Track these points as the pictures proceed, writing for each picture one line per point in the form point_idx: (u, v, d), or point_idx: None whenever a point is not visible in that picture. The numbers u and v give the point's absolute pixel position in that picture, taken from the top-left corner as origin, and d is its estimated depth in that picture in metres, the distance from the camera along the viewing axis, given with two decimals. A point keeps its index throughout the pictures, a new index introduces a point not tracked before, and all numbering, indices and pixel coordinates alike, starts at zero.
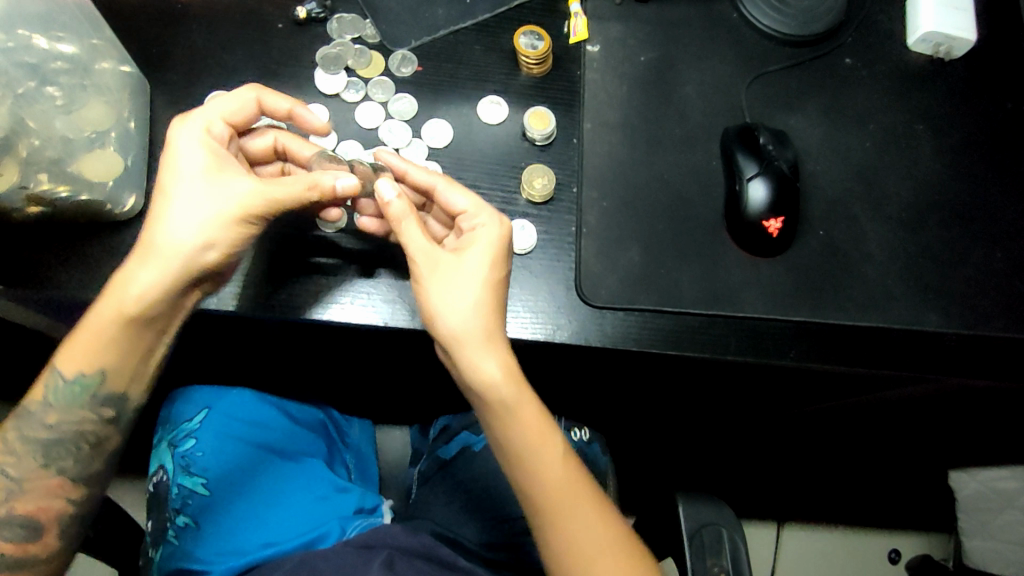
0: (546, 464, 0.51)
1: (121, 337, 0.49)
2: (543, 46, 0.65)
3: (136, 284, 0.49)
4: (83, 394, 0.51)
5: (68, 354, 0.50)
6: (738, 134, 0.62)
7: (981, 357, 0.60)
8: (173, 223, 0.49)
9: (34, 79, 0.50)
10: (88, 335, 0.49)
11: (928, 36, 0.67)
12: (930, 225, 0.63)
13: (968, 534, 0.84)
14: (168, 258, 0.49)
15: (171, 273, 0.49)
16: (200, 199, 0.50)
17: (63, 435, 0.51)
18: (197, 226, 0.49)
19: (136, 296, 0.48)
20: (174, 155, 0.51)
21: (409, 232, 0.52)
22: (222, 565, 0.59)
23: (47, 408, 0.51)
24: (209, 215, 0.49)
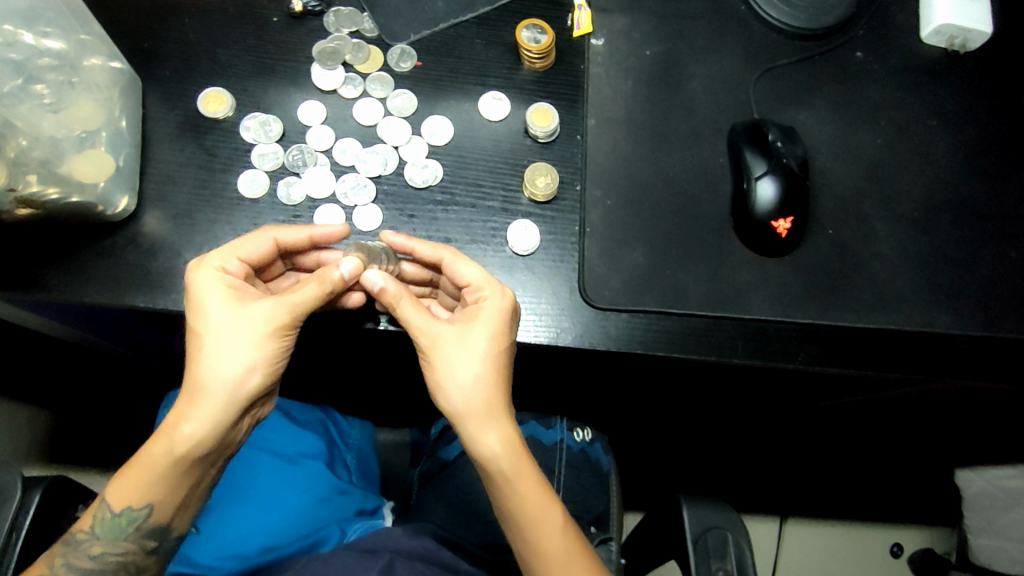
0: (542, 537, 0.50)
1: (171, 474, 0.48)
2: (546, 40, 0.63)
3: (187, 422, 0.47)
4: (132, 531, 0.50)
5: (115, 490, 0.49)
6: (746, 131, 0.61)
7: (993, 360, 0.58)
8: (213, 359, 0.48)
9: (21, 77, 0.47)
10: (137, 473, 0.48)
11: (943, 29, 0.65)
12: (941, 224, 0.61)
13: (973, 531, 0.84)
14: (218, 394, 0.48)
15: (221, 408, 0.48)
16: (239, 332, 0.49)
17: (106, 567, 0.50)
18: (241, 360, 0.48)
19: (189, 436, 0.47)
20: (199, 294, 0.49)
21: (406, 313, 0.52)
22: (223, 570, 0.58)
23: (93, 539, 0.50)
24: (250, 348, 0.48)
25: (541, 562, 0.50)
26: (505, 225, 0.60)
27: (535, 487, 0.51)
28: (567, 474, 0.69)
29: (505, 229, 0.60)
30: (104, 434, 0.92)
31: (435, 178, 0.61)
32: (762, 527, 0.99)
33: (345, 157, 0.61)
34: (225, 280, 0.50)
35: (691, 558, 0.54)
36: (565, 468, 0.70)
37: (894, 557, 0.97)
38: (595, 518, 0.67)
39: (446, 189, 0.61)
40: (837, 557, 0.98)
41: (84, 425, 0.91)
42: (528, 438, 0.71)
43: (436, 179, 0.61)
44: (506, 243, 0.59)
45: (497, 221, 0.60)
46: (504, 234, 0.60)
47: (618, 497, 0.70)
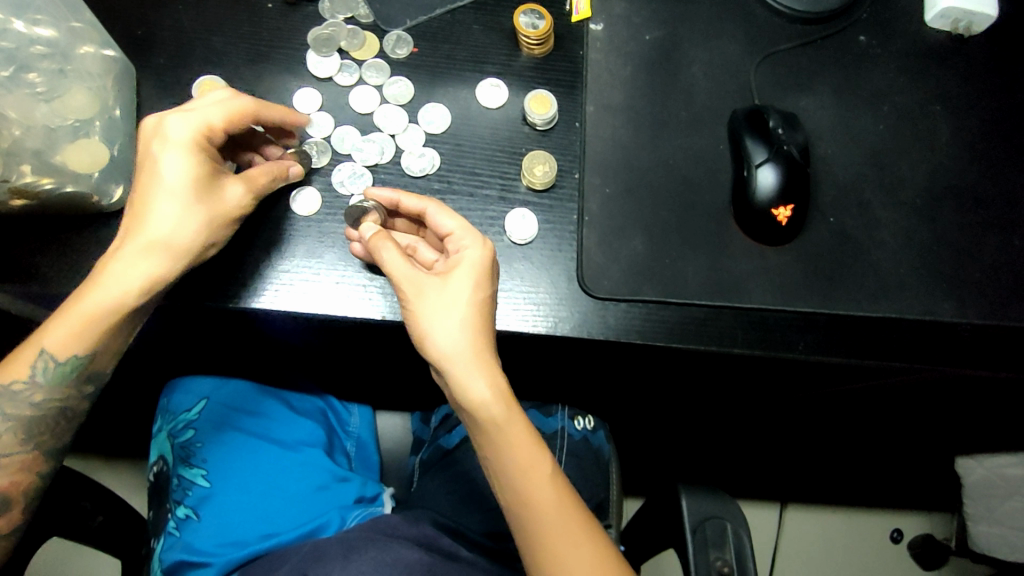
0: (528, 486, 0.50)
1: (108, 320, 0.49)
2: (544, 25, 0.62)
3: (124, 259, 0.50)
4: (77, 374, 0.51)
5: (55, 332, 0.49)
6: (746, 117, 0.60)
7: (996, 348, 0.58)
8: (155, 212, 0.50)
9: (12, 66, 0.48)
10: (74, 314, 0.49)
11: (947, 12, 0.64)
12: (945, 211, 0.61)
13: (973, 519, 0.85)
14: (149, 245, 0.50)
15: (151, 259, 0.50)
16: (187, 190, 0.51)
17: (44, 413, 0.51)
18: (178, 214, 0.50)
19: (121, 283, 0.49)
20: (165, 144, 0.51)
21: (385, 259, 0.52)
22: (224, 557, 0.58)
23: (34, 386, 0.50)
24: (182, 210, 0.51)
25: (530, 510, 0.49)
26: (503, 214, 0.60)
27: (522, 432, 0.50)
28: (568, 462, 0.69)
29: (502, 218, 0.60)
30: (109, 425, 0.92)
31: (433, 167, 0.60)
32: (761, 513, 0.99)
33: (342, 145, 0.61)
34: (197, 135, 0.52)
35: (689, 547, 0.55)
36: (566, 456, 0.69)
37: (894, 542, 0.97)
38: (593, 506, 0.67)
39: (443, 177, 0.60)
40: (836, 543, 0.98)
41: None
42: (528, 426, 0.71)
43: (433, 168, 0.60)
44: (505, 232, 0.59)
45: (494, 210, 0.60)
46: (501, 223, 0.59)
47: (618, 484, 0.70)
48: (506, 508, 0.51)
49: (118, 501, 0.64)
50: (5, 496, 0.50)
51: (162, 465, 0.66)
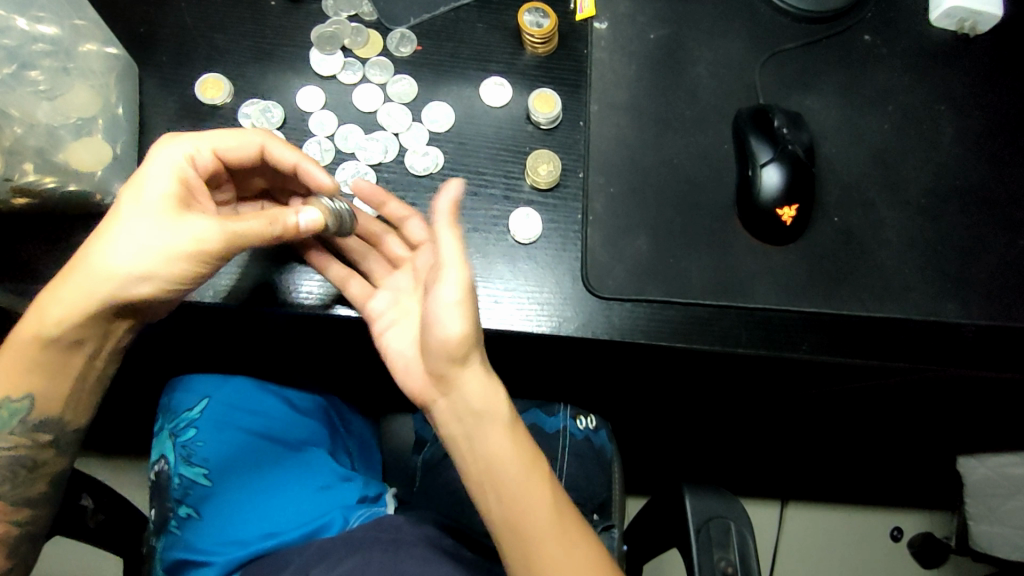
0: (529, 499, 0.49)
1: (38, 353, 0.48)
2: (548, 24, 0.62)
3: (66, 288, 0.47)
4: (23, 421, 0.49)
5: None
6: (751, 117, 0.60)
7: (999, 349, 0.58)
8: (106, 228, 0.47)
9: (12, 63, 0.48)
10: (11, 353, 0.48)
11: (953, 12, 0.63)
12: (949, 211, 0.61)
13: (974, 518, 0.85)
14: (89, 261, 0.47)
15: (83, 278, 0.47)
16: (148, 213, 0.47)
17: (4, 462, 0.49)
18: (121, 230, 0.47)
19: (53, 303, 0.47)
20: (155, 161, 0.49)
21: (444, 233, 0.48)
22: (226, 556, 0.57)
23: None
24: (123, 228, 0.47)
25: (528, 513, 0.49)
26: (507, 214, 0.59)
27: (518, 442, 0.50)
28: (570, 461, 0.69)
29: (506, 217, 0.59)
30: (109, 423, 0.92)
31: (437, 165, 0.60)
32: (762, 513, 0.99)
33: (346, 143, 0.60)
34: (183, 164, 0.50)
35: (694, 546, 0.55)
36: (569, 456, 0.69)
37: (895, 541, 0.98)
38: (597, 506, 0.67)
39: (447, 177, 0.60)
40: (836, 542, 0.98)
41: None
42: (531, 426, 0.71)
43: (437, 167, 0.60)
44: (509, 231, 0.59)
45: (498, 209, 0.59)
46: (506, 222, 0.59)
47: (620, 484, 0.70)
48: (503, 521, 0.49)
49: (121, 501, 0.64)
50: None
51: (162, 464, 0.64)
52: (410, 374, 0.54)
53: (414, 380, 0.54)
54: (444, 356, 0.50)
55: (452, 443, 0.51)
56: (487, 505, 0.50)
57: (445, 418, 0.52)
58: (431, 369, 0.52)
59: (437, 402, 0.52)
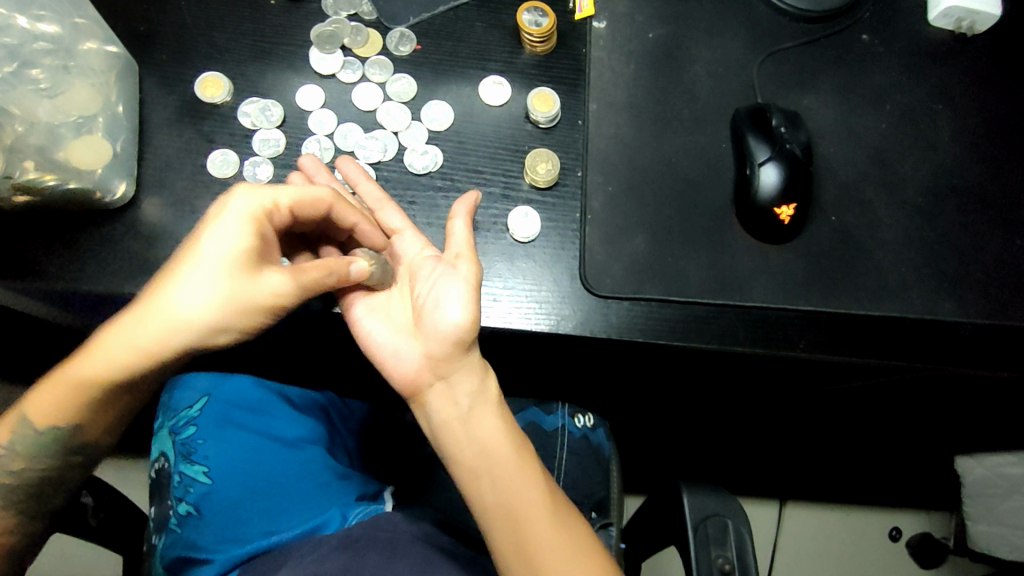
0: (520, 481, 0.50)
1: (88, 396, 0.48)
2: (547, 24, 0.62)
3: (133, 333, 0.47)
4: (55, 447, 0.49)
5: (34, 401, 0.48)
6: (749, 116, 0.60)
7: (997, 348, 0.58)
8: (179, 279, 0.47)
9: (14, 62, 0.48)
10: (54, 387, 0.48)
11: (950, 11, 0.64)
12: (947, 210, 0.61)
13: (973, 518, 0.86)
14: (161, 310, 0.46)
15: (153, 327, 0.46)
16: (224, 267, 0.47)
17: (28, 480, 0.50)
18: (195, 285, 0.46)
19: (117, 346, 0.47)
20: (226, 210, 0.48)
21: (460, 229, 0.54)
22: (226, 553, 0.58)
23: (10, 454, 0.49)
24: (198, 282, 0.46)
25: (523, 498, 0.50)
26: (505, 213, 0.60)
27: (507, 426, 0.52)
28: (568, 459, 0.69)
29: (505, 216, 0.60)
30: None
31: (436, 163, 0.60)
32: (760, 512, 0.99)
33: (345, 142, 0.61)
34: (257, 216, 0.49)
35: (691, 544, 0.55)
36: (567, 454, 0.70)
37: (893, 541, 0.98)
38: (595, 504, 0.68)
39: (446, 175, 0.60)
40: (834, 541, 0.98)
41: None
42: (530, 425, 0.71)
43: (436, 166, 0.60)
44: (507, 230, 0.59)
45: (497, 208, 0.60)
46: (504, 221, 0.59)
47: (618, 483, 0.70)
48: (497, 508, 0.49)
49: (120, 498, 0.65)
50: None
51: (163, 462, 0.65)
52: (401, 364, 0.53)
53: (405, 370, 0.53)
54: (449, 339, 0.51)
55: (445, 432, 0.51)
56: (480, 495, 0.50)
57: (440, 406, 0.51)
58: (429, 355, 0.52)
59: (432, 389, 0.51)
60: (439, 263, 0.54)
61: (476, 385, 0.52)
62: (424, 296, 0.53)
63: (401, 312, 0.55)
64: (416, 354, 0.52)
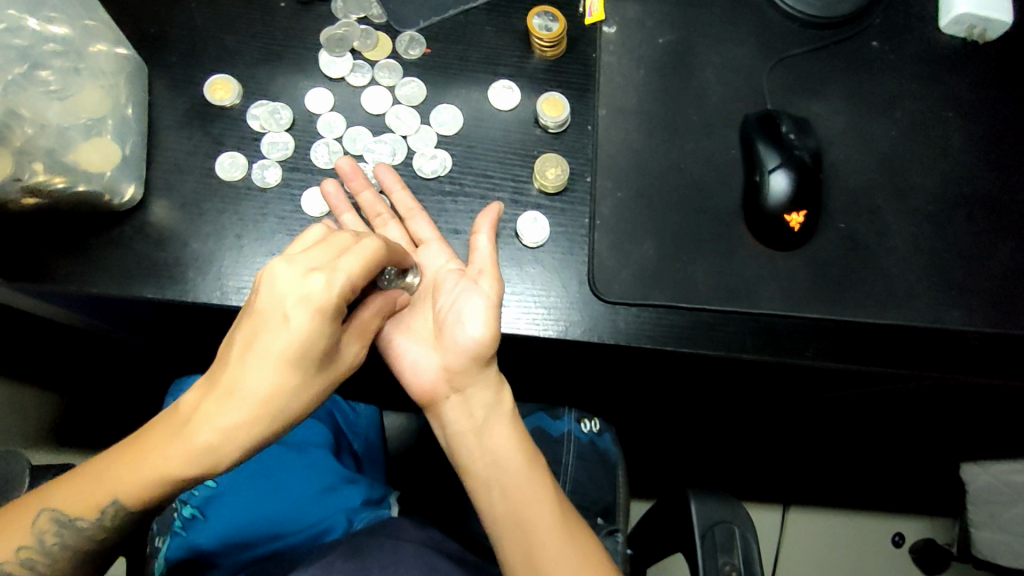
0: (529, 488, 0.51)
1: (170, 490, 0.43)
2: (557, 28, 0.62)
3: (213, 433, 0.43)
4: (133, 523, 0.45)
5: (121, 484, 0.43)
6: (759, 123, 0.60)
7: (1006, 357, 0.58)
8: (258, 368, 0.43)
9: (25, 63, 0.48)
10: (135, 479, 0.43)
11: (962, 18, 0.63)
12: (957, 218, 0.61)
13: (977, 525, 0.85)
14: (247, 402, 0.43)
15: (245, 421, 0.43)
16: (308, 358, 0.44)
17: (99, 547, 0.46)
18: (278, 378, 0.44)
19: (206, 441, 0.42)
20: (299, 295, 0.43)
21: (484, 244, 0.54)
22: (234, 559, 0.58)
23: (93, 522, 0.44)
24: (278, 374, 0.43)
25: (531, 505, 0.50)
26: (514, 217, 0.59)
27: (519, 438, 0.53)
28: (574, 464, 0.69)
29: (514, 221, 0.59)
30: (111, 423, 0.92)
31: (445, 167, 0.60)
32: (763, 518, 0.99)
33: (354, 145, 0.61)
34: (334, 298, 0.44)
35: (698, 552, 0.54)
36: (573, 459, 0.69)
37: (895, 547, 0.97)
38: (602, 510, 0.68)
39: (454, 179, 0.60)
40: (836, 547, 0.98)
41: (92, 407, 0.92)
42: (536, 429, 0.71)
43: (445, 170, 0.60)
44: (516, 235, 0.59)
45: (506, 213, 0.60)
46: (513, 226, 0.59)
47: (625, 487, 0.70)
48: (506, 514, 0.50)
49: None
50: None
51: None
52: (419, 374, 0.54)
53: (423, 381, 0.54)
54: (468, 353, 0.52)
55: (459, 442, 0.52)
56: (489, 502, 0.51)
57: (456, 416, 0.53)
58: (447, 367, 0.53)
59: (450, 401, 0.53)
60: (461, 277, 0.54)
61: (492, 398, 0.53)
62: (446, 308, 0.54)
63: (420, 321, 0.55)
64: (433, 365, 0.54)
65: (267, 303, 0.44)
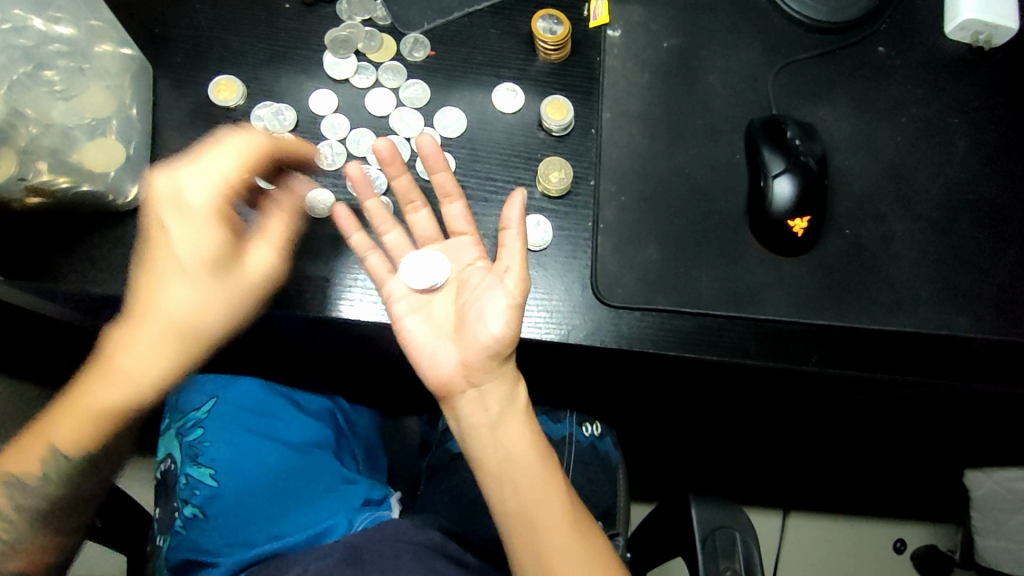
0: (540, 488, 0.51)
1: (113, 424, 0.50)
2: (562, 31, 0.62)
3: (131, 360, 0.50)
4: (88, 472, 0.50)
5: (59, 429, 0.49)
6: (764, 128, 0.60)
7: (1010, 365, 0.57)
8: (167, 291, 0.50)
9: (29, 63, 0.48)
10: (78, 420, 0.49)
11: (968, 24, 0.63)
12: (962, 224, 0.60)
13: (981, 533, 0.85)
14: (160, 322, 0.51)
15: (163, 340, 0.51)
16: (200, 272, 0.50)
17: (58, 504, 0.49)
18: (193, 297, 0.51)
19: (133, 364, 0.51)
20: (189, 225, 0.49)
21: (512, 241, 0.51)
22: (233, 557, 0.58)
23: (43, 480, 0.49)
24: (185, 293, 0.50)
25: (543, 506, 0.50)
26: None
27: (533, 435, 0.53)
28: (576, 468, 0.69)
29: None
30: None
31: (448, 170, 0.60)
32: (764, 524, 0.98)
33: (358, 147, 0.61)
34: (216, 204, 0.49)
35: (699, 557, 0.54)
36: (574, 463, 0.69)
37: (897, 552, 0.97)
38: (603, 514, 0.67)
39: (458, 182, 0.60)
40: (838, 553, 0.98)
41: None
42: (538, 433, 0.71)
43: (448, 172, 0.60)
44: None
45: None
46: None
47: (626, 491, 0.70)
48: (517, 513, 0.50)
49: (125, 497, 0.65)
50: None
51: (168, 463, 0.65)
52: (436, 365, 0.53)
53: (438, 372, 0.53)
54: (488, 350, 0.51)
55: (474, 437, 0.52)
56: (501, 499, 0.51)
57: (472, 411, 0.52)
58: (465, 361, 0.52)
59: (465, 395, 0.53)
60: (488, 274, 0.54)
61: (507, 394, 0.53)
62: (469, 303, 0.53)
63: (441, 313, 0.55)
64: (452, 358, 0.53)
65: (154, 227, 0.51)
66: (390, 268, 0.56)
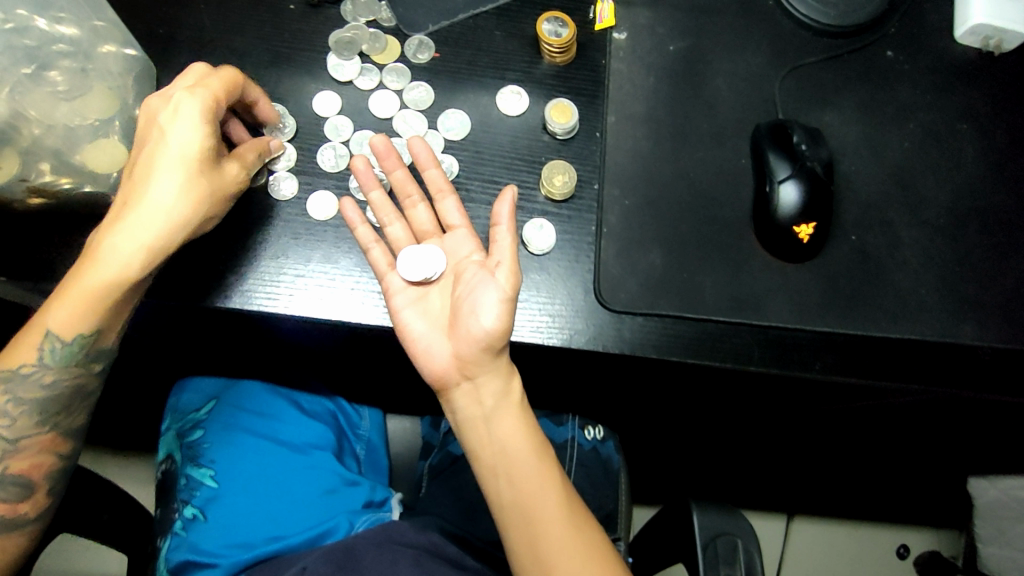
0: (536, 483, 0.50)
1: (101, 303, 0.50)
2: (567, 34, 0.61)
3: (116, 242, 0.49)
4: (80, 353, 0.51)
5: (55, 311, 0.49)
6: (770, 132, 0.59)
7: (1016, 374, 0.57)
8: (150, 182, 0.50)
9: (32, 64, 0.50)
10: (72, 300, 0.49)
11: (977, 29, 0.62)
12: (968, 232, 0.60)
13: (983, 540, 0.83)
14: (147, 213, 0.49)
15: (146, 229, 0.49)
16: (182, 165, 0.50)
17: (55, 394, 0.52)
18: (178, 187, 0.50)
19: (119, 246, 0.49)
20: (174, 117, 0.51)
21: (503, 234, 0.51)
22: (230, 558, 0.58)
23: (44, 368, 0.51)
24: (169, 185, 0.50)
25: (541, 498, 0.50)
26: (522, 224, 0.59)
27: (528, 427, 0.53)
28: (577, 472, 0.69)
29: (520, 227, 0.59)
30: None
31: (451, 172, 0.60)
32: (766, 529, 0.98)
33: (362, 150, 0.61)
34: (207, 103, 0.51)
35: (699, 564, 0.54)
36: (575, 466, 0.69)
37: (900, 558, 0.96)
38: (603, 518, 0.67)
39: (462, 185, 0.60)
40: (840, 558, 0.97)
41: None
42: None
43: (452, 175, 0.60)
44: (524, 241, 0.58)
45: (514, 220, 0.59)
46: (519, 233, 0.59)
47: (626, 496, 0.69)
48: (514, 505, 0.50)
49: (128, 496, 0.65)
50: (27, 479, 0.51)
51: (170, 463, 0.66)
52: (430, 358, 0.53)
53: (433, 364, 0.53)
54: (480, 344, 0.51)
55: (468, 428, 0.52)
56: (497, 490, 0.51)
57: (465, 404, 0.52)
58: (458, 355, 0.52)
59: (458, 387, 0.52)
60: (482, 268, 0.53)
61: (501, 388, 0.52)
62: (462, 297, 0.53)
63: (437, 306, 0.54)
64: (445, 351, 0.53)
65: (145, 129, 0.52)
66: (391, 261, 0.55)
